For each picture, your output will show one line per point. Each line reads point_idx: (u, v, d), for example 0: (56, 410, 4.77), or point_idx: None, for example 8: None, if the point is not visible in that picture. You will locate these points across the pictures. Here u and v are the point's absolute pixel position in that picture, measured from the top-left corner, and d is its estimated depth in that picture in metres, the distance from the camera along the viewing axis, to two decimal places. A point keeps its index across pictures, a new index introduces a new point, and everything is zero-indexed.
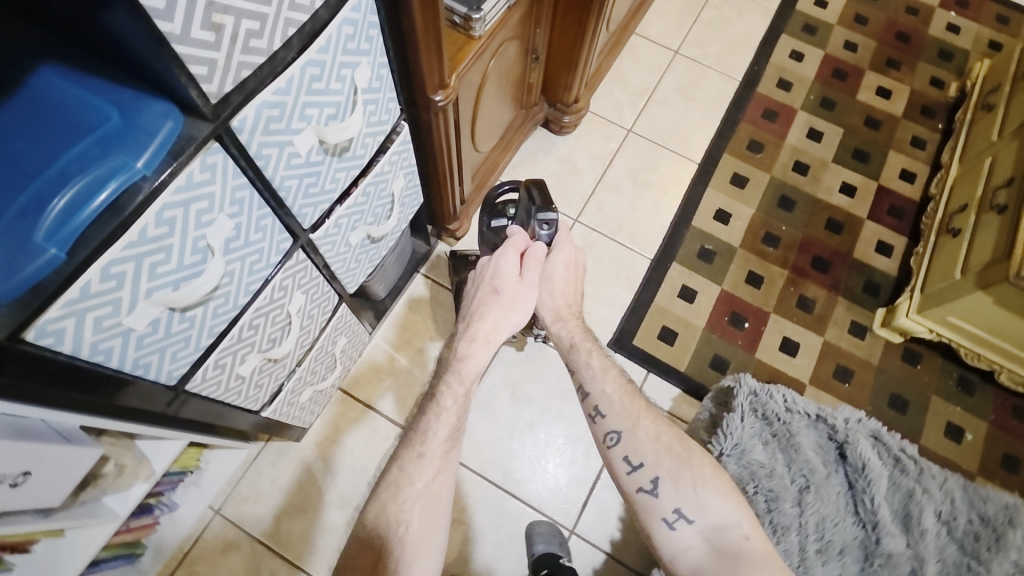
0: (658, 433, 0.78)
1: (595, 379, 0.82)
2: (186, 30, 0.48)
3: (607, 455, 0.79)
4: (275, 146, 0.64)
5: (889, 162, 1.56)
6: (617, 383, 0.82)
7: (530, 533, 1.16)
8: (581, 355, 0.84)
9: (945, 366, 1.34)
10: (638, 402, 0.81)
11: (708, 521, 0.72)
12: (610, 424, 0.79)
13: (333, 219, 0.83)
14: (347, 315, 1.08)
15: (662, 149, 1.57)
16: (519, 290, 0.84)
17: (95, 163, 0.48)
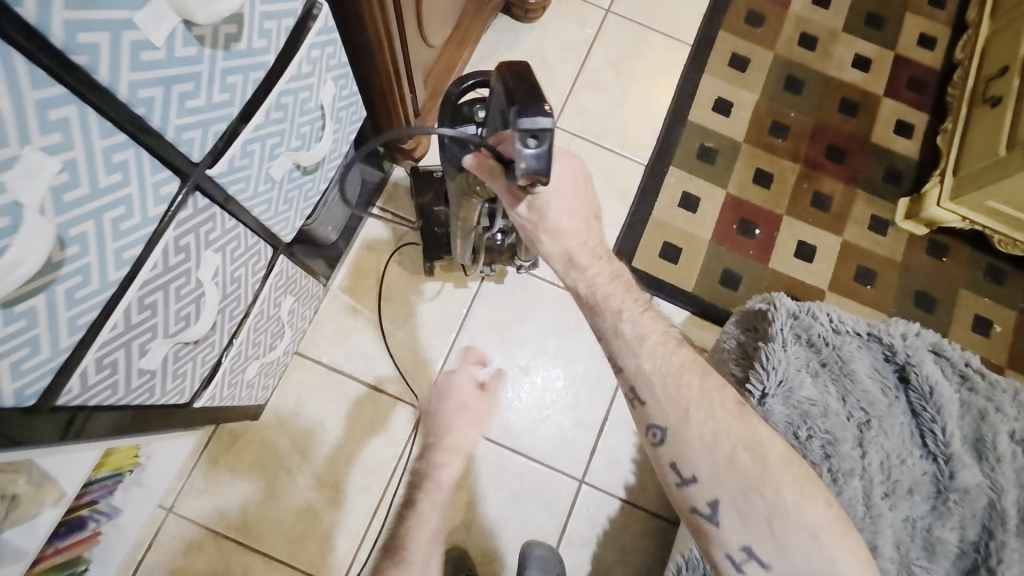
0: (714, 435, 0.62)
1: (629, 351, 0.64)
2: None
3: (654, 456, 0.65)
4: (99, 29, 0.41)
5: (907, 26, 1.35)
6: (658, 346, 0.65)
7: (525, 554, 1.00)
8: (616, 303, 0.65)
9: (973, 255, 1.22)
10: (688, 374, 0.64)
11: (789, 567, 0.60)
12: (653, 418, 0.64)
13: (241, 144, 0.59)
14: (287, 269, 0.86)
15: (648, 31, 1.31)
16: None
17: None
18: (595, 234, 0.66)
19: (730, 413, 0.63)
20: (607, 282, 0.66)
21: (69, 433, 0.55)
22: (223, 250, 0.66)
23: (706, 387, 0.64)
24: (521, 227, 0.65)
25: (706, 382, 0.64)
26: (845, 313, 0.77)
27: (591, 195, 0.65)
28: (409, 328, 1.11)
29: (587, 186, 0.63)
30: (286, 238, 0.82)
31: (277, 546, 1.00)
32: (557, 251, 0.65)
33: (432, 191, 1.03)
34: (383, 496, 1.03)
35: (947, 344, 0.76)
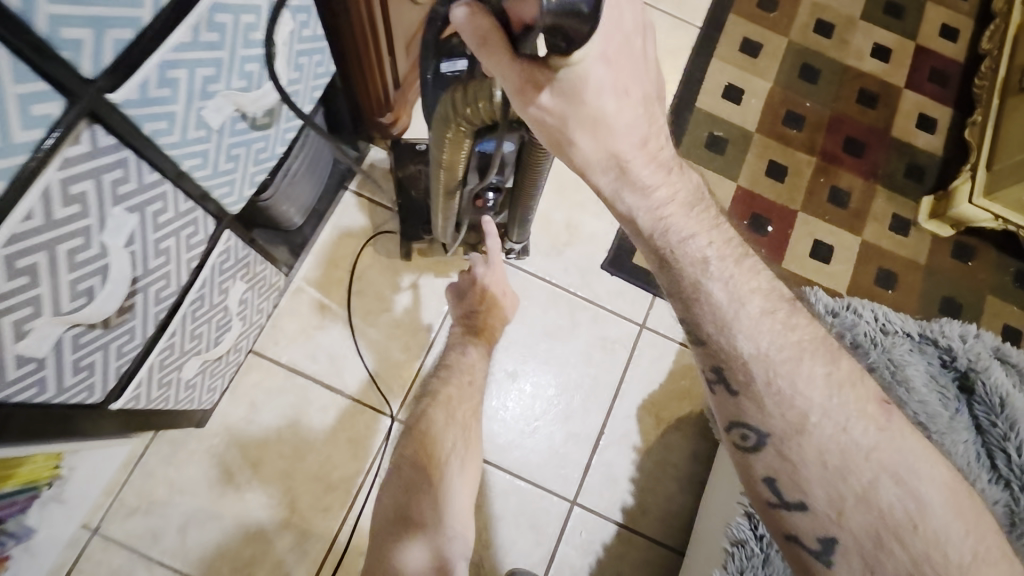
0: (842, 453, 0.47)
1: (721, 328, 0.48)
2: None
3: (741, 462, 0.51)
4: None
5: (928, 17, 1.27)
6: (763, 321, 0.48)
7: None
8: (697, 247, 0.48)
9: (1001, 260, 1.12)
10: (809, 363, 0.48)
11: None
12: (733, 414, 0.50)
13: (153, 64, 0.47)
14: (239, 249, 0.74)
15: (653, 11, 1.21)
16: None
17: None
18: (655, 119, 0.45)
19: (874, 424, 0.48)
20: (683, 210, 0.48)
21: None
22: (138, 210, 0.53)
23: (834, 382, 0.48)
24: (541, 130, 0.45)
25: (834, 376, 0.48)
26: (891, 312, 0.66)
27: (652, 64, 0.45)
28: (381, 325, 0.97)
29: (645, 48, 0.43)
30: (234, 210, 0.69)
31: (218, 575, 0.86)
32: (598, 152, 0.44)
33: None
34: (344, 519, 0.89)
35: (1015, 351, 0.65)
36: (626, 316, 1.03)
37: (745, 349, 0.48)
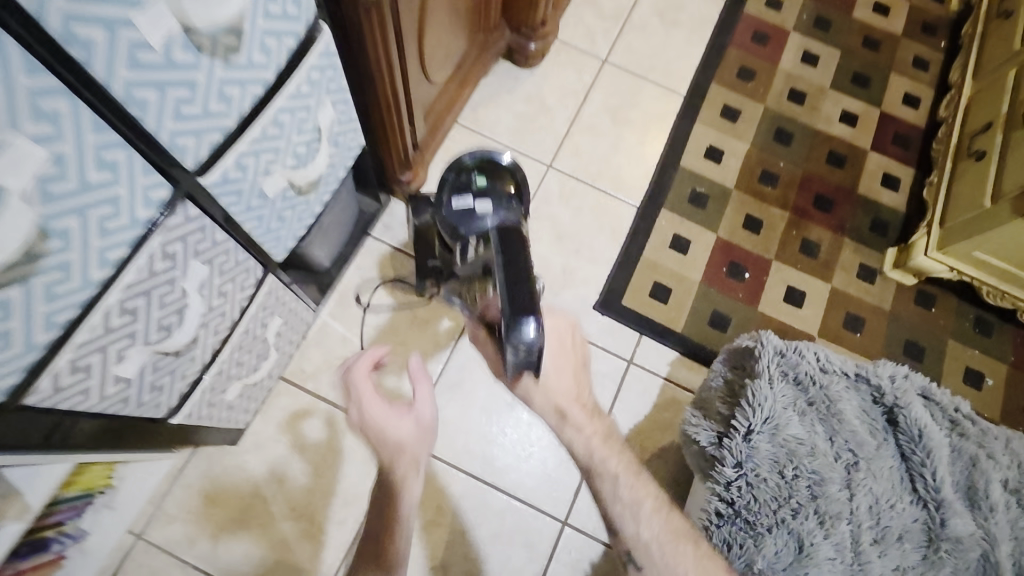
0: None
1: (629, 517, 0.64)
2: None
3: None
4: (99, 24, 0.42)
5: (891, 86, 1.41)
6: (654, 512, 0.65)
7: None
8: (610, 466, 0.65)
9: (961, 307, 1.23)
10: (684, 543, 0.64)
11: None
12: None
13: (234, 156, 0.61)
14: (279, 289, 0.87)
15: (643, 81, 1.36)
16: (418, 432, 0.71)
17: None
18: (583, 386, 0.69)
19: None
20: (602, 441, 0.67)
21: (58, 434, 0.58)
22: (211, 262, 0.66)
23: (701, 563, 0.63)
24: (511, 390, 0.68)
25: (700, 554, 0.64)
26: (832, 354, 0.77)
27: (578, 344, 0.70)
28: (396, 357, 1.10)
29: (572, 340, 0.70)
30: (277, 257, 0.82)
31: None
32: (546, 405, 0.67)
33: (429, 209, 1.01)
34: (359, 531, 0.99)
35: (938, 390, 0.75)
36: (614, 353, 1.15)
37: (643, 536, 0.64)
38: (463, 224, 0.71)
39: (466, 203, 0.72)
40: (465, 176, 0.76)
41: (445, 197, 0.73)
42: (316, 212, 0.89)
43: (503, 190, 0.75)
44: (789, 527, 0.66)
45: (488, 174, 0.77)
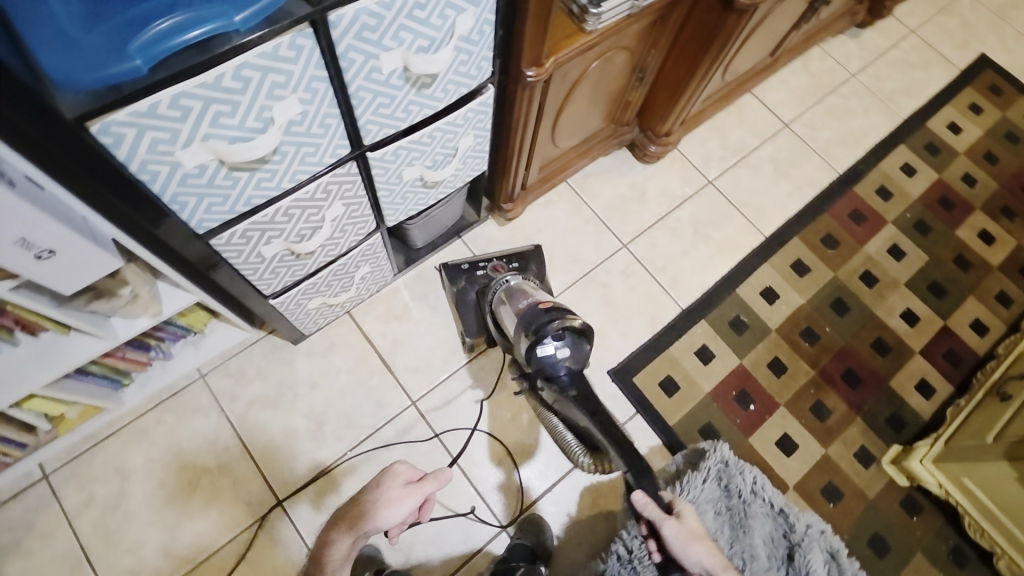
0: None
1: None
2: None
3: None
4: (362, 53, 0.66)
5: (965, 307, 1.48)
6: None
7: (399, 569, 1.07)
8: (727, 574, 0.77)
9: (943, 528, 1.25)
10: None
11: None
12: None
13: (391, 147, 0.86)
14: (379, 245, 1.13)
15: (735, 211, 1.54)
16: (393, 493, 0.90)
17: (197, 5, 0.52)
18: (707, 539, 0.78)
19: None
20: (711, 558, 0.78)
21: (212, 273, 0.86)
22: (349, 204, 0.92)
23: None
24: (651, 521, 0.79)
25: None
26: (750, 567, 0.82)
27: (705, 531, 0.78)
28: (437, 336, 1.32)
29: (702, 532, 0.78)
30: (389, 223, 1.08)
31: (254, 443, 1.20)
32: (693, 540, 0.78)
33: (461, 277, 1.25)
34: (349, 451, 1.22)
35: None
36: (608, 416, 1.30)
37: None
38: (549, 373, 0.87)
39: (553, 352, 0.87)
40: (541, 321, 0.89)
41: (532, 347, 0.87)
42: (430, 205, 1.13)
43: (570, 327, 0.89)
44: None
45: (569, 335, 0.88)
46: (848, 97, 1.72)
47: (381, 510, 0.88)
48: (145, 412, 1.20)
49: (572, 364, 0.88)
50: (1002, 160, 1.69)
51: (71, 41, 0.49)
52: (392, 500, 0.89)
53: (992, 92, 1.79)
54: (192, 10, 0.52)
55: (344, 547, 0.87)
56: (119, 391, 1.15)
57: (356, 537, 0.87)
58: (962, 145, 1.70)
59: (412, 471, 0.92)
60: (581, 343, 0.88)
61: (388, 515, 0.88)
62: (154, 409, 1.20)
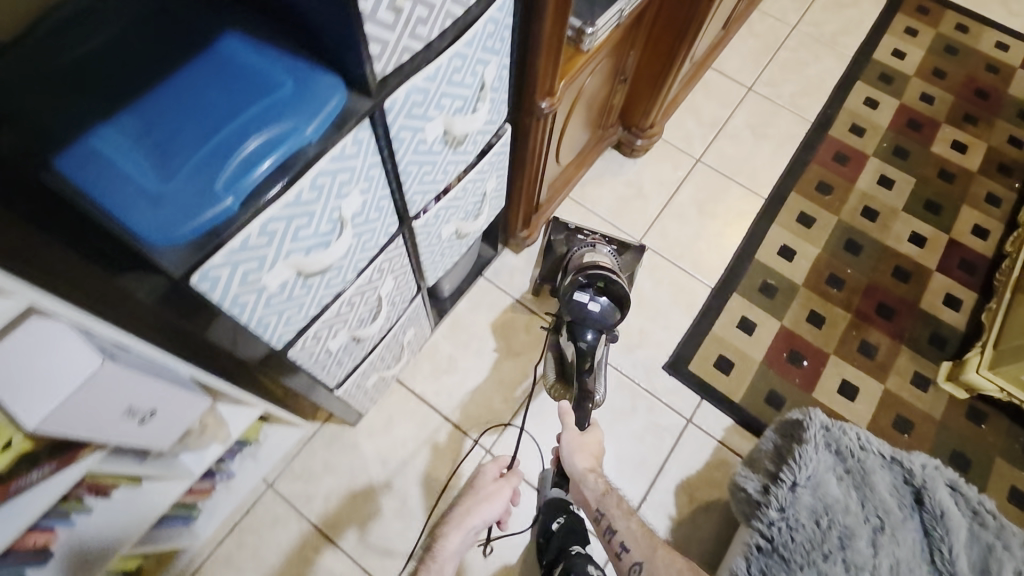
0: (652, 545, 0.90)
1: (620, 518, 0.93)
2: (374, 10, 0.50)
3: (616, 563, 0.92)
4: (411, 129, 0.66)
5: (962, 217, 1.56)
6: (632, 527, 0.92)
7: None
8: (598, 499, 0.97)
9: (1011, 428, 1.31)
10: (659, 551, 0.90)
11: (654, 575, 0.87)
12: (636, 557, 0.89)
13: (432, 212, 0.86)
14: (420, 306, 1.12)
15: (730, 182, 1.58)
16: (488, 488, 1.01)
17: (269, 127, 0.52)
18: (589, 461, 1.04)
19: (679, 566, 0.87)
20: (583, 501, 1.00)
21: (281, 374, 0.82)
22: (398, 276, 0.91)
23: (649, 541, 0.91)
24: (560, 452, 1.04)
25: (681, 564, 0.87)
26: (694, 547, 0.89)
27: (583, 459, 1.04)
28: (490, 379, 1.31)
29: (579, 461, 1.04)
30: (428, 282, 1.07)
31: (345, 540, 1.16)
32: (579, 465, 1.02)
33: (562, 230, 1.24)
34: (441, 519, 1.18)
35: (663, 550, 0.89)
36: (676, 411, 1.31)
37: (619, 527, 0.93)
38: (571, 317, 1.08)
39: (584, 302, 1.07)
40: (593, 275, 1.09)
41: (573, 286, 1.08)
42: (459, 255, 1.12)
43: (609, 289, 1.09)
44: (820, 569, 0.79)
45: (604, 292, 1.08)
46: (797, 48, 1.79)
47: (489, 500, 0.99)
48: (221, 539, 1.14)
49: (596, 327, 1.07)
50: (949, 72, 1.79)
51: (155, 195, 0.48)
52: (491, 496, 1.00)
53: (921, 13, 1.89)
54: (267, 133, 0.52)
55: (457, 540, 0.92)
56: (190, 526, 1.08)
57: (468, 528, 0.94)
58: (911, 68, 1.79)
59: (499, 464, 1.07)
60: (616, 309, 1.08)
61: (494, 504, 0.98)
62: (230, 534, 1.15)
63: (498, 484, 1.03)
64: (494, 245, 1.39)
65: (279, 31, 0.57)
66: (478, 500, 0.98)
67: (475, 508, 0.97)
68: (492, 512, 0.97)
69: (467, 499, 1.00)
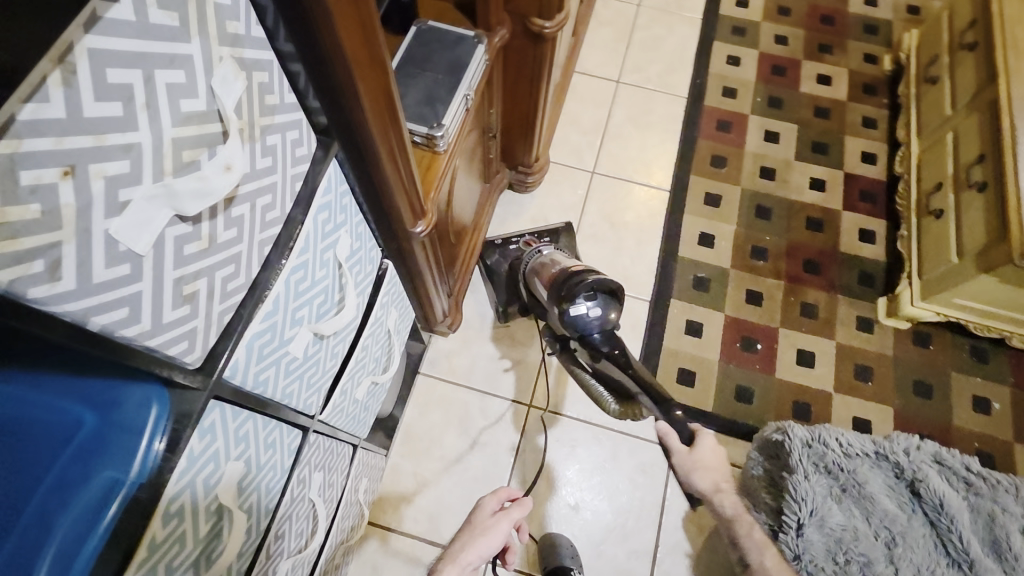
0: (781, 570, 0.79)
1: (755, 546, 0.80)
2: (157, 320, 0.37)
3: None
4: (272, 364, 0.54)
5: (849, 148, 1.59)
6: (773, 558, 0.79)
7: None
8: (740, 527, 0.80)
9: (955, 340, 1.36)
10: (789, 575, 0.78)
11: None
12: None
13: (338, 392, 0.74)
14: (365, 454, 1.01)
15: (631, 184, 1.54)
16: (482, 523, 0.98)
17: (73, 494, 0.37)
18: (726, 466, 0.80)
19: None
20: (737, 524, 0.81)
21: None
22: (325, 468, 0.78)
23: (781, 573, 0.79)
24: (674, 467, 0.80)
25: None
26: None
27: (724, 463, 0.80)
28: (466, 481, 1.23)
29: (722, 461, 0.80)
30: (362, 435, 0.95)
31: None
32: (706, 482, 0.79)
33: (499, 250, 1.35)
34: None
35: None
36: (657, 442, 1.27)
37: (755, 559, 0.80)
38: (574, 332, 0.87)
39: (580, 312, 0.87)
40: (573, 281, 0.90)
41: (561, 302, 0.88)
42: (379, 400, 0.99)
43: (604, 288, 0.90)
44: None
45: (598, 291, 0.89)
46: (648, 26, 1.76)
47: (482, 536, 0.95)
48: None
49: (602, 329, 0.87)
50: (792, 8, 1.82)
51: None
52: (487, 530, 0.96)
53: None
54: (73, 506, 0.36)
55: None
56: None
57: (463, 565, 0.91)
58: (757, 13, 1.81)
59: (501, 493, 1.02)
60: (614, 304, 0.89)
61: (490, 540, 0.95)
62: None
63: (496, 517, 0.98)
64: (422, 338, 1.31)
65: (59, 354, 0.43)
66: (474, 535, 0.95)
67: (470, 545, 0.94)
68: (489, 549, 0.93)
69: (463, 535, 0.97)
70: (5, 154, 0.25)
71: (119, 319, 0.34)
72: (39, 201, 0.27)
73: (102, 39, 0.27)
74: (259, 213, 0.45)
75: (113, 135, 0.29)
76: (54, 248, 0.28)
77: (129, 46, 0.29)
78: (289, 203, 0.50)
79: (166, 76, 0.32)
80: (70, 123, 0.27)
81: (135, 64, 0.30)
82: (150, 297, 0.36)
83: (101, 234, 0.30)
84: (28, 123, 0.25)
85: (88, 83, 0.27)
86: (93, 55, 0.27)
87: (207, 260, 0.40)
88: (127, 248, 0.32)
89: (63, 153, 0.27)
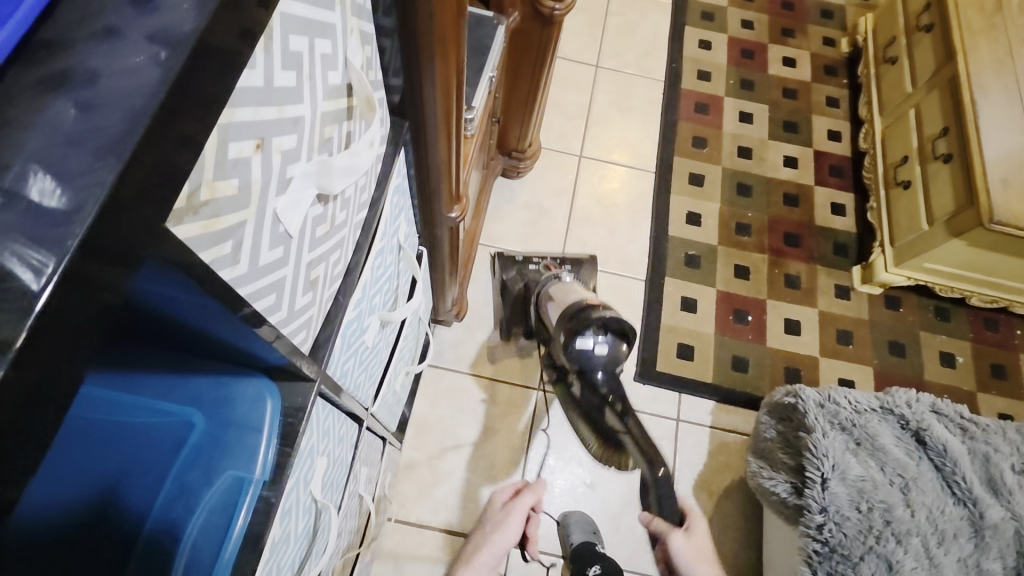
0: None
1: None
2: (292, 306, 0.40)
3: None
4: (352, 354, 0.56)
5: (816, 126, 1.68)
6: None
7: None
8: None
9: (921, 301, 1.48)
10: None
11: None
12: None
13: (386, 383, 0.75)
14: (393, 447, 1.01)
15: (618, 167, 1.57)
16: (494, 518, 1.02)
17: (194, 498, 0.38)
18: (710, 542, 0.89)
19: None
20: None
21: None
22: (368, 464, 0.78)
23: None
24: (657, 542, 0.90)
25: None
26: None
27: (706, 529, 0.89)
28: (482, 467, 1.24)
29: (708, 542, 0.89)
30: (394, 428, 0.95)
31: None
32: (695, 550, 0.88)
33: (511, 267, 1.36)
34: None
35: None
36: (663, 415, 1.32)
37: None
38: (582, 366, 0.88)
39: (587, 347, 0.88)
40: (584, 314, 0.91)
41: (569, 334, 0.90)
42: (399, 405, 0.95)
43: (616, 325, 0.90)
44: (878, 551, 0.84)
45: (611, 329, 0.90)
46: (622, 11, 1.79)
47: (499, 528, 0.98)
48: None
49: (608, 369, 0.89)
50: None
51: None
52: (501, 525, 0.98)
53: None
54: (197, 514, 0.37)
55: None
56: None
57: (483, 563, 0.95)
58: None
59: (508, 487, 1.07)
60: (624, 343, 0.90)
61: (509, 531, 0.97)
62: None
63: (506, 508, 1.01)
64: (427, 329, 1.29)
65: (163, 360, 0.44)
66: (491, 530, 0.99)
67: (486, 543, 0.96)
68: (504, 541, 0.95)
69: (480, 533, 1.00)
70: (224, 123, 0.27)
71: (269, 305, 0.36)
72: (237, 175, 0.29)
73: (288, 6, 0.30)
74: (357, 196, 0.48)
75: (289, 108, 0.32)
76: (240, 230, 0.31)
77: (302, 11, 0.32)
78: (373, 188, 0.53)
79: (319, 46, 0.35)
80: (265, 94, 0.30)
81: (304, 33, 0.32)
82: (291, 283, 0.38)
83: (271, 213, 0.33)
84: (241, 90, 0.28)
85: (278, 55, 0.30)
86: (283, 20, 0.30)
87: (327, 242, 0.43)
88: (285, 228, 0.35)
89: (257, 125, 0.29)
